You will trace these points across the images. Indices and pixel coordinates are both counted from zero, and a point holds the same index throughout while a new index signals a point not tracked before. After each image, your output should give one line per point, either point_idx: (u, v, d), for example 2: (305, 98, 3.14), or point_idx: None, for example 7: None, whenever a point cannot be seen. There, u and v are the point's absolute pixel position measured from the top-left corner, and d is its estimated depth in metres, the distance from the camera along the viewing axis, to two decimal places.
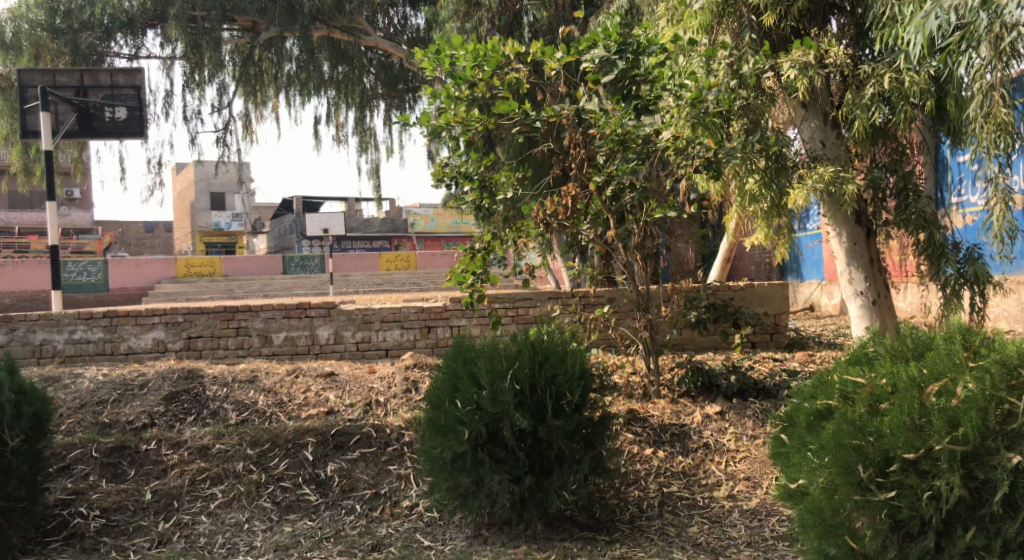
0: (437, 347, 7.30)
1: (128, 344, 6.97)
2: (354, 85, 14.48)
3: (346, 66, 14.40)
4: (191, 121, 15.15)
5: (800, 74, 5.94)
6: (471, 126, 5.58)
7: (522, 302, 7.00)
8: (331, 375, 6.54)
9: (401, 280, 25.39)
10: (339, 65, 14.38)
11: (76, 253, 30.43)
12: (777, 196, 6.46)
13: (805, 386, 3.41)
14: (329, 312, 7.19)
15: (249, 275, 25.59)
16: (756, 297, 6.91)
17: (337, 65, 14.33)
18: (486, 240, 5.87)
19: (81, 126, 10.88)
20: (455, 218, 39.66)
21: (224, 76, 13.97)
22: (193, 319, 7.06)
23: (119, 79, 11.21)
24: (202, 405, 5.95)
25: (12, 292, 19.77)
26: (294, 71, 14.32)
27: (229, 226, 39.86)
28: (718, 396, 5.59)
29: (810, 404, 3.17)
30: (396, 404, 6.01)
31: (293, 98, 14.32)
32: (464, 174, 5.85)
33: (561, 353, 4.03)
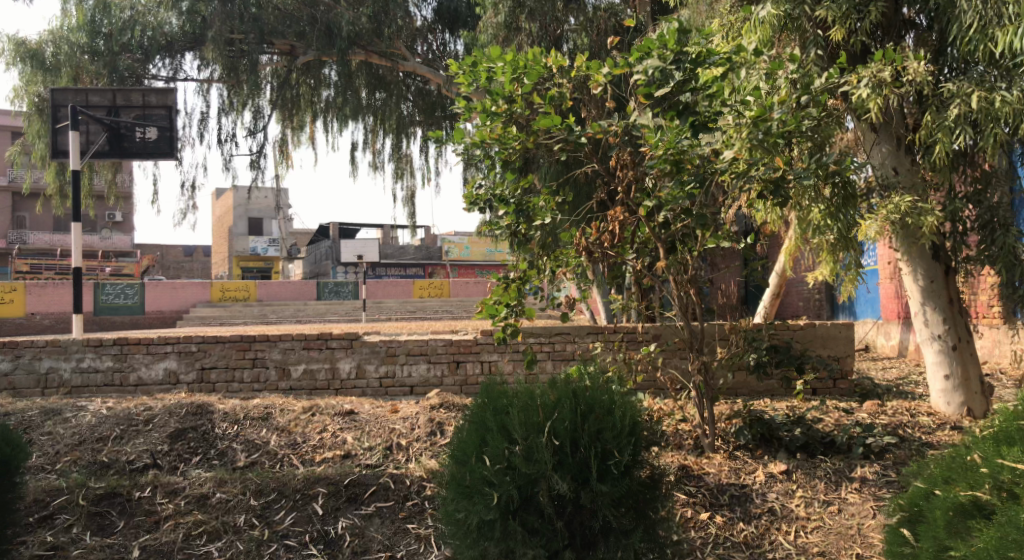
0: (466, 385, 6.73)
1: (138, 375, 6.56)
2: (390, 112, 14.22)
3: (383, 92, 14.25)
4: (225, 144, 15.01)
5: (873, 93, 5.38)
6: (509, 144, 5.09)
7: (560, 338, 6.41)
8: (350, 414, 6.02)
9: (434, 308, 24.95)
10: (376, 91, 14.24)
11: (115, 276, 30.79)
12: (845, 228, 5.80)
13: (937, 469, 2.75)
14: (351, 344, 6.71)
15: (282, 300, 25.43)
16: (818, 339, 6.17)
17: (375, 91, 14.18)
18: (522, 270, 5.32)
19: (111, 146, 10.72)
20: (490, 246, 39.33)
21: (260, 100, 13.82)
22: (208, 348, 6.63)
23: (151, 99, 11.09)
24: (209, 445, 5.48)
25: (48, 313, 19.78)
26: (331, 97, 14.07)
27: (266, 252, 39.99)
28: (781, 450, 4.91)
29: (947, 496, 2.48)
30: (419, 449, 5.47)
31: (330, 124, 14.07)
32: (499, 197, 5.36)
33: (608, 405, 3.44)
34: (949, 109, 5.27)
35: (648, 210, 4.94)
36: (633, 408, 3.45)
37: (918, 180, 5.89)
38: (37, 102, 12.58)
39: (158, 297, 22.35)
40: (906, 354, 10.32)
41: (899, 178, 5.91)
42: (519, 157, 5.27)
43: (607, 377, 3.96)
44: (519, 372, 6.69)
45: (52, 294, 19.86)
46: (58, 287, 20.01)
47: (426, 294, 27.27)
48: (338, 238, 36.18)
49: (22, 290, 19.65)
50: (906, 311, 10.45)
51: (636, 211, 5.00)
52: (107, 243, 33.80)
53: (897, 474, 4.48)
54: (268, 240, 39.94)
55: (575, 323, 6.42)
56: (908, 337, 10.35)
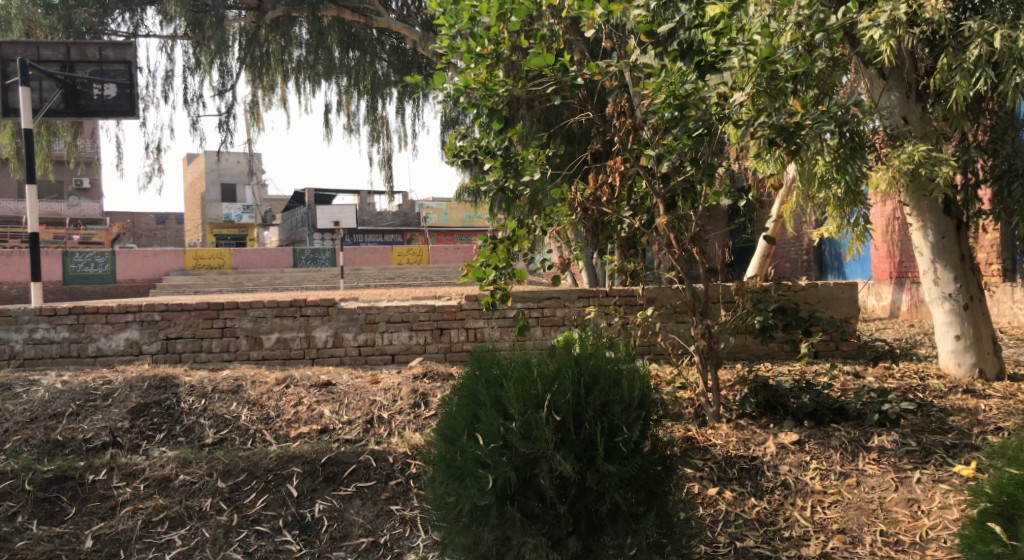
0: (451, 352, 6.35)
1: (97, 345, 6.09)
2: (365, 71, 13.46)
3: (357, 51, 13.42)
4: (192, 104, 14.28)
5: (886, 34, 4.96)
6: (496, 91, 4.61)
7: (550, 302, 6.06)
8: (327, 385, 5.63)
9: (413, 275, 24.49)
10: (350, 50, 13.41)
11: (84, 244, 29.82)
12: (852, 181, 5.43)
13: None
14: (327, 311, 6.29)
15: (258, 267, 24.78)
16: (821, 300, 5.85)
17: (349, 50, 13.33)
18: (511, 229, 4.90)
19: (66, 104, 10.07)
20: (468, 211, 38.77)
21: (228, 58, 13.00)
22: (172, 318, 6.16)
23: (108, 54, 10.34)
24: (174, 421, 5.07)
25: (16, 283, 18.98)
26: (303, 57, 13.29)
27: (240, 219, 38.93)
28: (788, 418, 4.61)
29: None
30: (403, 422, 5.12)
31: (302, 85, 13.33)
32: (484, 149, 4.92)
33: (614, 375, 3.07)
34: (970, 50, 4.89)
35: (649, 161, 4.55)
36: (642, 378, 3.09)
37: (932, 129, 5.54)
38: None
39: (129, 265, 21.60)
40: (897, 315, 10.17)
41: (909, 128, 5.52)
42: (507, 105, 4.81)
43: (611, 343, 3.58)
44: (507, 339, 6.32)
45: (18, 264, 18.96)
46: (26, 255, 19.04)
47: (404, 261, 26.78)
48: (314, 203, 35.37)
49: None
50: (899, 271, 10.25)
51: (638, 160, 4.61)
52: (75, 210, 32.66)
53: (917, 442, 4.19)
54: (242, 207, 38.98)
55: (563, 288, 6.05)
56: (900, 297, 10.17)
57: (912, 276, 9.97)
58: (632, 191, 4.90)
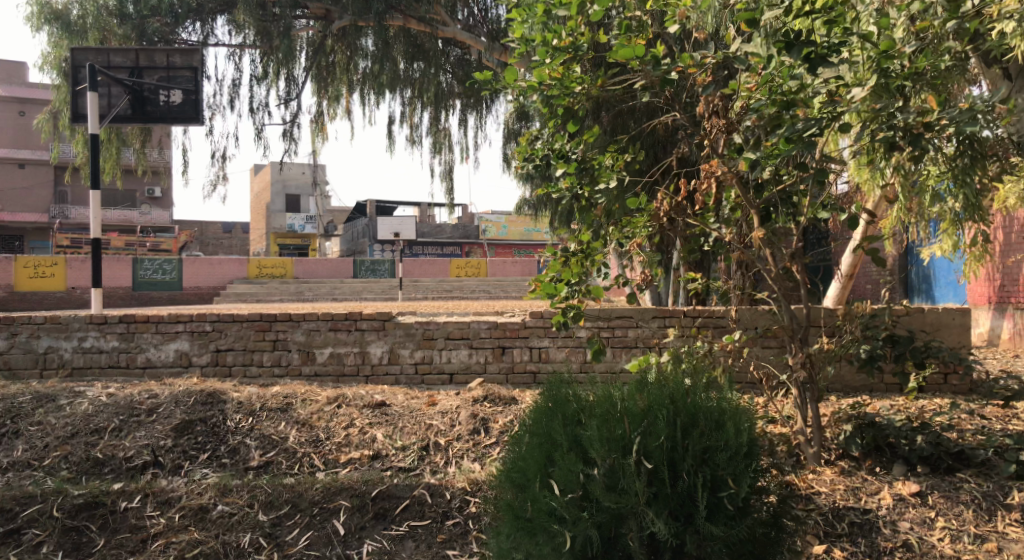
0: (513, 374, 5.90)
1: (147, 356, 5.88)
2: (429, 84, 13.12)
3: (422, 62, 13.12)
4: (258, 113, 14.33)
5: (1022, 27, 4.31)
6: (572, 89, 4.18)
7: (620, 321, 5.63)
8: (381, 405, 5.24)
9: (471, 288, 24.20)
10: (415, 61, 13.09)
11: (155, 251, 30.64)
12: (973, 193, 4.77)
13: None
14: (384, 325, 5.93)
15: (319, 277, 24.91)
16: (928, 327, 5.14)
17: (414, 61, 13.03)
18: (585, 241, 4.42)
19: (133, 110, 10.12)
20: (528, 225, 38.39)
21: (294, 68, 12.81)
22: (223, 329, 5.91)
23: (176, 61, 10.35)
24: (218, 441, 4.78)
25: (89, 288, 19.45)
26: (368, 68, 12.87)
27: (303, 229, 39.49)
28: (897, 462, 3.97)
29: None
30: (460, 450, 4.70)
31: (367, 97, 13.03)
32: (557, 153, 4.49)
33: (717, 415, 2.55)
34: None
35: (746, 166, 4.01)
36: (751, 421, 2.56)
37: None
38: (64, 68, 11.93)
39: (195, 273, 21.93)
40: (996, 344, 9.25)
41: None
42: (583, 104, 4.40)
43: (709, 373, 3.06)
44: (574, 361, 5.83)
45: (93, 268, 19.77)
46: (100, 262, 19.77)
47: (463, 273, 26.53)
48: (375, 215, 35.60)
49: (63, 264, 19.09)
50: (999, 295, 9.32)
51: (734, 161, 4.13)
52: (146, 218, 33.68)
53: None
54: (304, 217, 39.58)
55: (635, 305, 5.60)
56: (1003, 324, 9.26)
57: (1015, 301, 9.06)
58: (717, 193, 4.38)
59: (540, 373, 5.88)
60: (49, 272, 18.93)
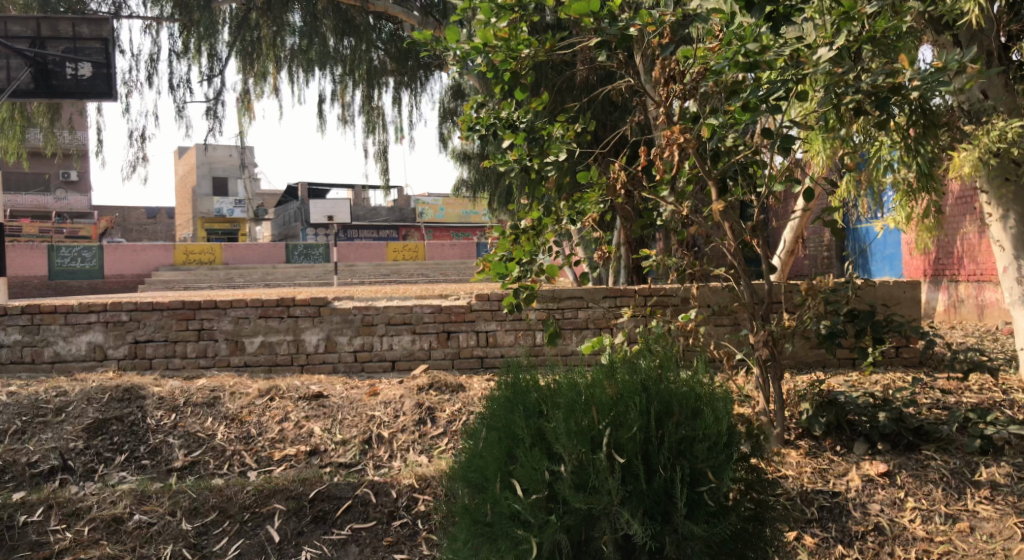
0: (459, 359, 5.60)
1: (55, 350, 5.33)
2: (361, 62, 12.37)
3: (354, 39, 12.29)
4: (178, 89, 13.47)
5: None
6: (519, 53, 3.90)
7: (570, 302, 5.44)
8: (318, 396, 4.88)
9: (410, 271, 23.69)
10: (346, 37, 12.25)
11: (71, 238, 28.89)
12: (926, 163, 4.70)
13: None
14: (319, 311, 5.54)
15: (250, 263, 23.95)
16: (879, 300, 5.11)
17: (344, 37, 12.17)
18: (536, 217, 4.14)
19: (37, 85, 9.33)
20: (466, 207, 37.92)
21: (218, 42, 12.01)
22: (142, 318, 5.42)
23: (83, 30, 9.39)
24: (138, 441, 4.34)
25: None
26: (297, 46, 12.10)
27: (232, 213, 37.99)
28: (859, 440, 3.88)
29: None
30: (406, 442, 4.42)
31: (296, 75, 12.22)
32: (505, 122, 4.19)
33: (692, 402, 2.38)
34: None
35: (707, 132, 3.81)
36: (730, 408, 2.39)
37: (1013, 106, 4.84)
38: None
39: (117, 260, 20.70)
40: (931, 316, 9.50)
41: (991, 103, 4.83)
42: (531, 69, 4.11)
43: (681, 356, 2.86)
44: (523, 345, 5.58)
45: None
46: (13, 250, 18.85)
47: (401, 257, 25.97)
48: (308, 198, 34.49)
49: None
50: (933, 269, 9.54)
51: (694, 129, 3.93)
52: (61, 204, 31.71)
53: None
54: (234, 201, 38.08)
55: (584, 285, 5.41)
56: (935, 297, 9.50)
57: (948, 275, 9.28)
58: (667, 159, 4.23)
59: (487, 358, 5.61)
60: None
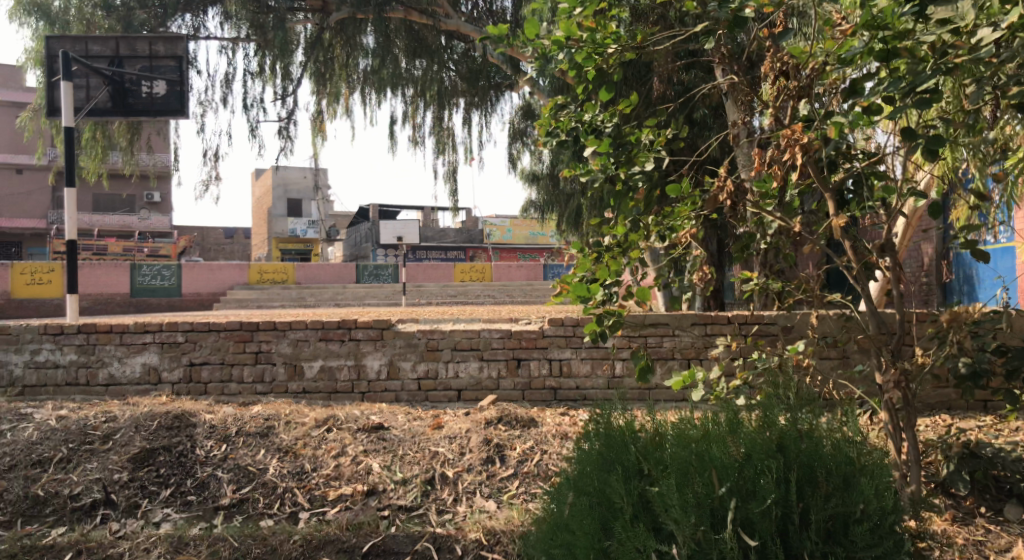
0: (530, 390, 5.12)
1: (109, 371, 5.12)
2: (433, 83, 11.94)
3: (425, 60, 11.92)
4: (252, 109, 13.57)
5: None
6: (605, 47, 3.44)
7: (654, 329, 4.98)
8: (378, 428, 4.46)
9: (476, 293, 23.36)
10: (417, 58, 11.91)
11: (153, 257, 29.88)
12: None
13: None
14: (382, 335, 5.16)
15: (321, 282, 24.12)
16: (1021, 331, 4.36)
17: (415, 59, 11.85)
18: (622, 233, 3.63)
19: (114, 103, 9.42)
20: (533, 228, 37.61)
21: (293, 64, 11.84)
22: (198, 339, 5.16)
23: (158, 49, 9.56)
24: (184, 473, 4.03)
25: (87, 295, 19.28)
26: (369, 68, 11.75)
27: (305, 234, 38.71)
28: (1015, 502, 3.21)
29: None
30: (472, 484, 3.96)
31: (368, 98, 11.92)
32: (587, 126, 3.72)
33: (844, 471, 1.94)
34: None
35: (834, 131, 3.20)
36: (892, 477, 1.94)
37: None
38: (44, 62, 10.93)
39: (194, 278, 21.15)
40: None
41: None
42: (619, 67, 3.62)
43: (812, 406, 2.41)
44: (602, 375, 5.07)
45: (90, 274, 19.21)
46: (97, 268, 19.49)
47: (467, 278, 25.70)
48: (378, 219, 34.80)
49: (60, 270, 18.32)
50: None
51: (818, 130, 3.34)
52: (146, 224, 32.93)
53: None
54: (307, 222, 38.81)
55: (671, 311, 4.95)
56: None
57: None
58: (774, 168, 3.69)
59: (561, 390, 5.10)
60: (47, 279, 18.16)
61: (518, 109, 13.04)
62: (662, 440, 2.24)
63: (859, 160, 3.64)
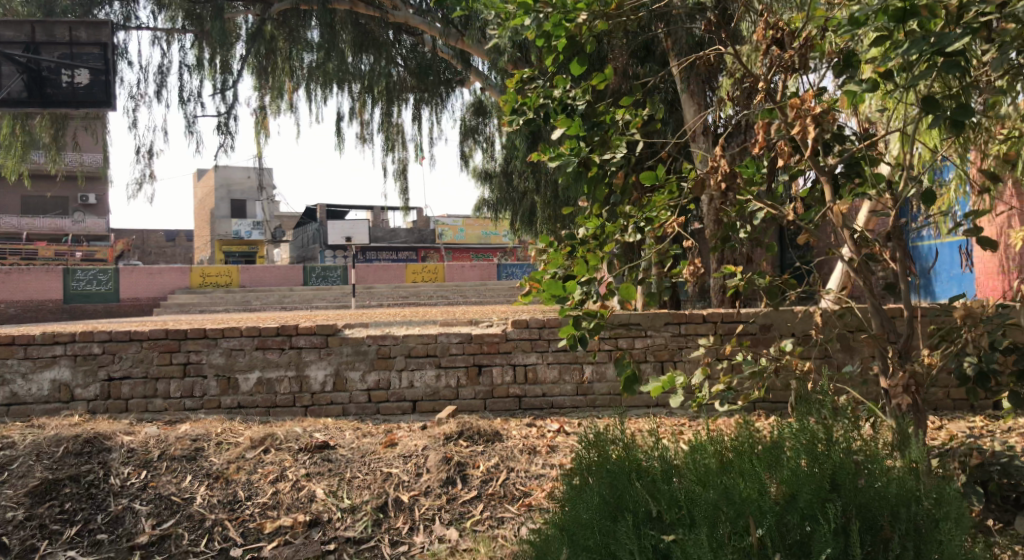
0: (492, 398, 4.68)
1: (12, 389, 4.50)
2: (380, 79, 11.18)
3: (372, 56, 11.15)
4: (189, 103, 12.78)
5: None
6: (577, 13, 3.02)
7: (626, 328, 4.61)
8: (322, 448, 3.96)
9: (428, 293, 22.78)
10: (364, 54, 11.11)
11: (87, 261, 28.32)
12: None
13: None
14: (327, 342, 4.66)
15: (267, 285, 23.18)
16: None
17: (362, 56, 11.05)
18: (597, 224, 3.24)
19: (29, 93, 8.51)
20: (485, 228, 37.20)
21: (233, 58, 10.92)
22: (117, 351, 4.57)
23: (79, 34, 8.56)
24: (94, 508, 3.47)
25: (15, 302, 18.08)
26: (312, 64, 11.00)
27: (250, 236, 37.41)
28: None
29: None
30: (430, 510, 3.51)
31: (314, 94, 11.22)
32: (558, 104, 3.30)
33: (914, 518, 1.91)
34: None
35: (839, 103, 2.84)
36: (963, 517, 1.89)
37: None
38: None
39: (133, 283, 20.08)
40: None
41: None
42: (593, 38, 3.20)
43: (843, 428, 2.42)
44: (569, 381, 4.66)
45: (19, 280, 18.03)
46: (26, 274, 18.26)
47: (419, 279, 25.09)
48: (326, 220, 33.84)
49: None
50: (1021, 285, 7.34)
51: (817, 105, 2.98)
52: (80, 226, 31.34)
53: None
54: (252, 223, 37.52)
55: (643, 311, 4.60)
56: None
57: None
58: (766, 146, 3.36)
59: (526, 397, 4.68)
60: None
61: (469, 106, 12.62)
62: (706, 476, 2.26)
63: (852, 141, 3.31)
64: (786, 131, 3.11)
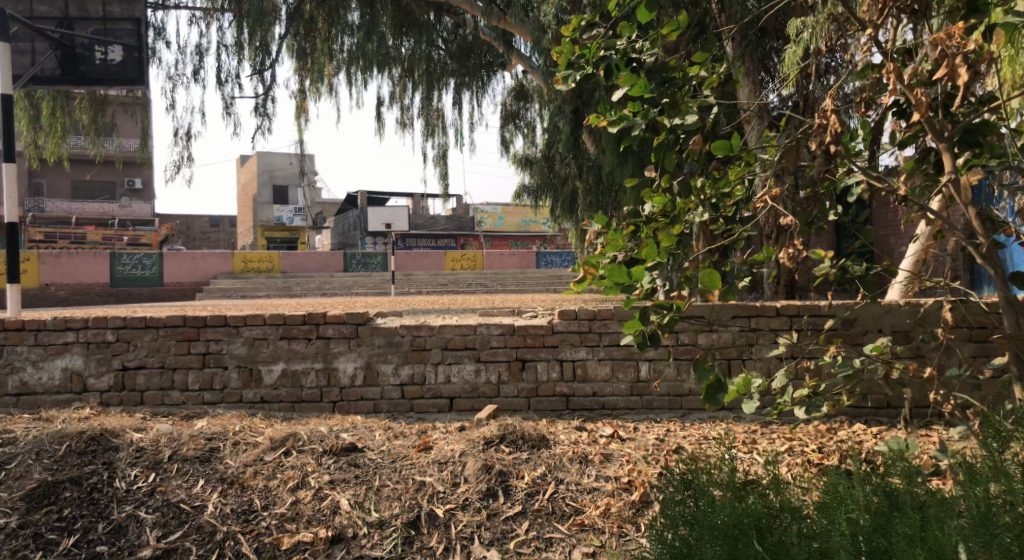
0: (537, 397, 4.22)
1: (22, 378, 4.20)
2: (421, 63, 10.70)
3: (413, 38, 10.48)
4: (227, 85, 12.53)
5: None
6: None
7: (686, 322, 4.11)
8: (349, 450, 3.54)
9: (467, 282, 22.37)
10: (405, 34, 10.43)
11: (133, 246, 28.61)
12: None
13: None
14: (356, 332, 4.25)
15: (308, 271, 23.04)
16: None
17: (402, 38, 10.38)
18: (665, 202, 2.73)
19: (62, 70, 7.60)
20: (525, 216, 36.60)
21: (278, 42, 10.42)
22: (132, 339, 4.23)
23: (113, 10, 7.79)
24: (96, 515, 3.12)
25: (63, 285, 18.20)
26: (354, 47, 10.36)
27: (291, 222, 37.49)
28: None
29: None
30: (468, 528, 3.07)
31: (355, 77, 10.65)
32: (623, 57, 2.79)
33: None
34: None
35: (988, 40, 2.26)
36: None
37: None
38: None
39: (176, 267, 20.10)
40: None
41: None
42: None
43: None
44: (623, 379, 4.17)
45: (68, 264, 18.18)
46: (74, 257, 18.37)
47: (459, 267, 24.72)
48: (367, 206, 33.66)
49: (36, 259, 17.98)
50: None
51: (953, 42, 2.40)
52: (127, 211, 31.64)
53: None
54: (293, 210, 37.58)
55: (706, 303, 4.09)
56: None
57: None
58: (871, 105, 2.79)
59: (574, 397, 4.21)
60: None
61: (510, 90, 12.09)
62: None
63: (980, 96, 2.73)
64: (911, 80, 2.54)
